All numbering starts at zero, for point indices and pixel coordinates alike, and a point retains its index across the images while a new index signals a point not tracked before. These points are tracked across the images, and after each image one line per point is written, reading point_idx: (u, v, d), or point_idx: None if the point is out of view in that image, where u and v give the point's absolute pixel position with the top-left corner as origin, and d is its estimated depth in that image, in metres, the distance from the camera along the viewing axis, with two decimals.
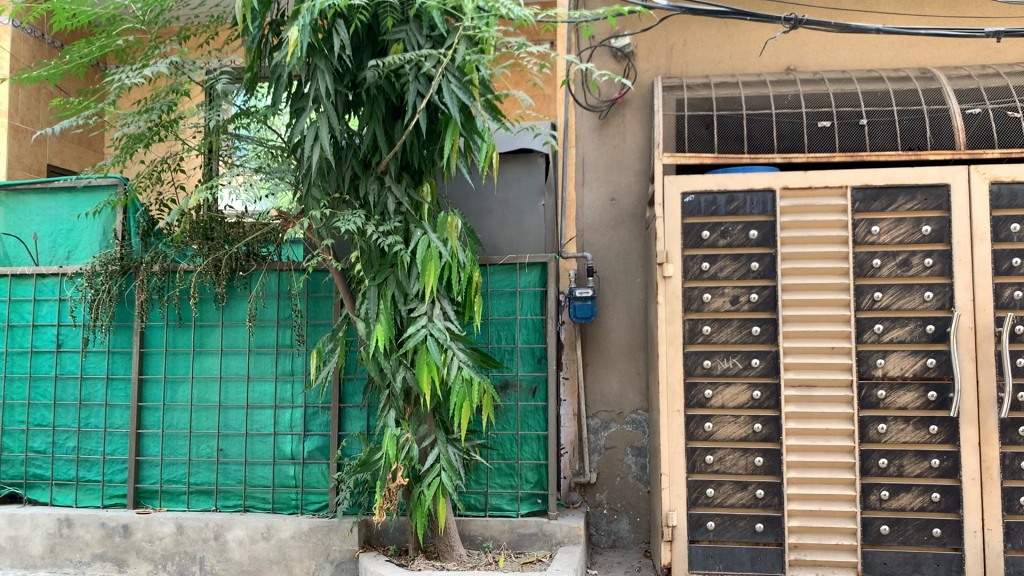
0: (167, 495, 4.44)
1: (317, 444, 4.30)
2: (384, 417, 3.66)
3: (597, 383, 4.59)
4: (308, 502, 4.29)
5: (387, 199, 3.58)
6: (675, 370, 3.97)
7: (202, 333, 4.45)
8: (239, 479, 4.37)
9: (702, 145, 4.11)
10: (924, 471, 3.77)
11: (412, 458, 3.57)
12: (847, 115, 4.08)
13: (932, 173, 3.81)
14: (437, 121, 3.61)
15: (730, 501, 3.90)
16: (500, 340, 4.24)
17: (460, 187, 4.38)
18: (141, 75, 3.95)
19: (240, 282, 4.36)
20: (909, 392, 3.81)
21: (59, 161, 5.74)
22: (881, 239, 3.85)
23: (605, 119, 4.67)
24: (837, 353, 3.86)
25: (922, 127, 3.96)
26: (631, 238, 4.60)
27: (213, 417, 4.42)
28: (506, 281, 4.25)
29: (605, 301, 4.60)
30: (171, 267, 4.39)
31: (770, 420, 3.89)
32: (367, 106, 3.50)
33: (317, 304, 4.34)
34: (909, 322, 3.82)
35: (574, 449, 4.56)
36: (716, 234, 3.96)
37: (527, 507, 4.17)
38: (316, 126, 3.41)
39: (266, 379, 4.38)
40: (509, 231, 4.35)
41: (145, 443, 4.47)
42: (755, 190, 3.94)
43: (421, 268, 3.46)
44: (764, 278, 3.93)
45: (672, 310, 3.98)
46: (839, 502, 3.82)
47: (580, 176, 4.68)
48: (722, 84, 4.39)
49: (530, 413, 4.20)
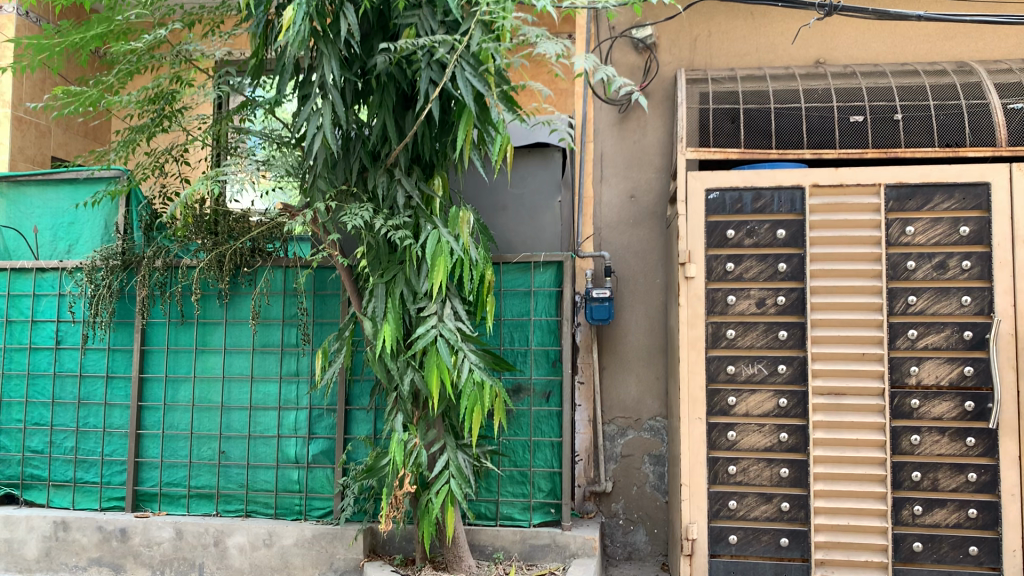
0: (167, 498, 4.29)
1: (322, 448, 4.14)
2: (391, 421, 3.49)
3: (614, 387, 4.40)
4: (312, 508, 4.13)
5: (396, 192, 3.40)
6: (697, 376, 3.79)
7: (205, 330, 4.30)
8: (241, 483, 4.21)
9: (727, 139, 3.92)
10: (960, 486, 3.57)
11: (420, 464, 3.42)
12: (881, 109, 3.88)
13: (971, 170, 3.62)
14: (449, 111, 3.44)
15: (753, 514, 3.71)
16: (513, 342, 4.08)
17: (475, 181, 4.21)
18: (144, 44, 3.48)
19: (244, 278, 4.21)
20: (944, 402, 3.60)
21: (64, 154, 5.62)
22: (916, 240, 3.65)
23: (625, 113, 4.49)
24: (868, 359, 3.67)
25: (961, 122, 3.77)
26: (651, 237, 4.42)
27: (215, 418, 4.26)
28: (520, 280, 4.08)
29: (623, 302, 4.42)
30: (174, 262, 4.23)
31: (796, 429, 3.70)
32: (376, 94, 3.32)
33: (325, 303, 4.17)
34: (945, 328, 3.61)
35: (589, 456, 4.40)
36: (742, 233, 3.78)
37: (539, 517, 3.99)
38: (322, 115, 3.24)
39: (270, 380, 4.22)
40: (523, 228, 4.17)
41: (146, 445, 4.32)
42: (784, 187, 3.75)
43: (431, 264, 3.29)
44: (792, 280, 3.74)
45: (695, 312, 3.80)
46: (870, 517, 3.62)
47: (598, 173, 4.51)
48: (749, 77, 4.20)
49: (544, 419, 4.02)
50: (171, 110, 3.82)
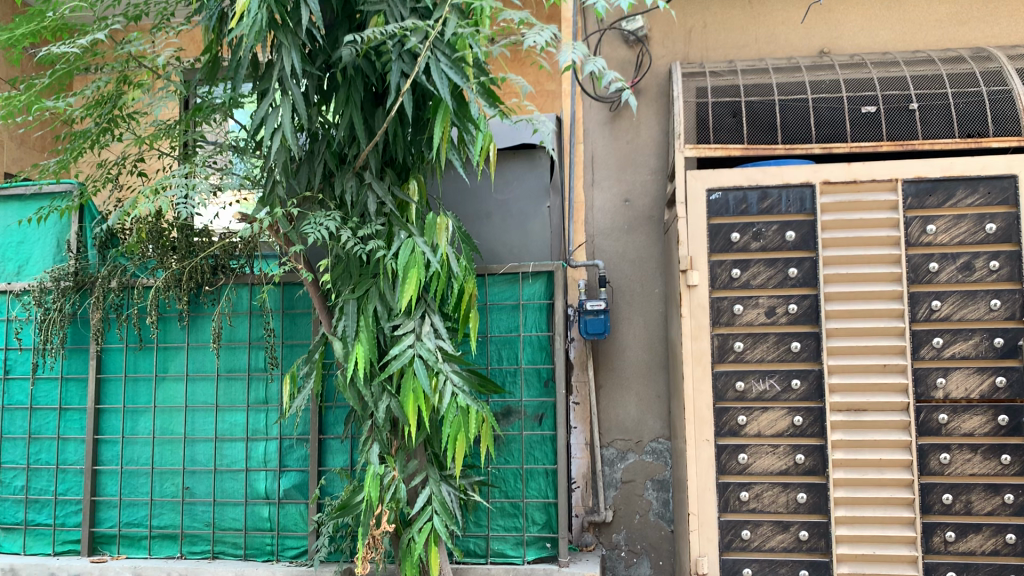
0: (126, 540, 3.92)
1: (294, 481, 3.79)
2: (366, 452, 3.15)
3: (612, 408, 4.07)
4: (285, 548, 3.79)
5: (367, 198, 3.08)
6: (704, 394, 3.45)
7: (166, 356, 3.96)
8: (207, 522, 3.86)
9: (729, 135, 3.62)
10: (996, 509, 3.24)
11: (399, 500, 3.06)
12: (894, 99, 3.59)
13: (996, 162, 3.32)
14: (425, 107, 3.12)
15: (769, 544, 3.36)
16: (501, 361, 3.74)
17: (456, 186, 3.88)
18: (77, 45, 3.11)
19: (207, 297, 3.87)
20: (976, 416, 3.28)
21: (18, 169, 5.32)
22: (938, 240, 3.34)
23: (616, 111, 4.19)
24: (890, 371, 3.34)
25: (982, 111, 3.47)
26: (648, 244, 4.10)
27: (178, 451, 3.90)
28: (508, 293, 3.76)
29: (619, 315, 4.09)
30: (130, 282, 3.87)
31: (814, 450, 3.36)
32: (343, 88, 2.98)
33: (294, 322, 3.86)
34: (973, 335, 3.30)
35: (586, 483, 4.04)
36: (748, 236, 3.46)
37: (534, 553, 3.65)
38: (282, 113, 2.92)
39: (237, 409, 3.87)
40: (510, 237, 3.84)
41: (103, 481, 3.95)
42: (792, 185, 3.44)
43: (404, 277, 2.96)
44: (804, 286, 3.41)
45: (699, 323, 3.47)
46: (897, 545, 3.29)
47: (589, 176, 4.19)
48: (749, 69, 3.89)
49: (537, 444, 3.68)
50: (119, 115, 3.46)
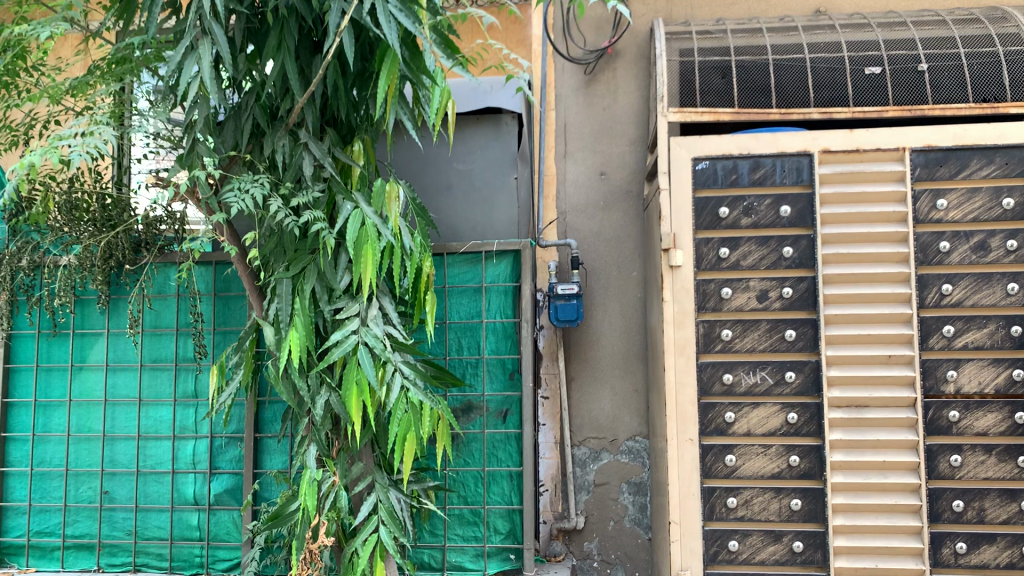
0: (37, 551, 3.47)
1: (226, 485, 3.37)
2: (303, 454, 2.73)
3: (584, 403, 3.68)
4: (215, 560, 3.37)
5: (302, 159, 2.65)
6: (687, 388, 3.08)
7: (83, 343, 3.51)
8: (128, 530, 3.42)
9: (717, 98, 3.24)
10: (1012, 517, 2.90)
11: (339, 509, 2.65)
12: (902, 59, 3.23)
13: (1014, 130, 2.97)
14: (371, 57, 2.70)
15: (759, 556, 3.00)
16: (461, 351, 3.34)
17: (413, 155, 3.47)
18: None
19: (127, 277, 3.42)
20: (990, 413, 2.93)
21: None
22: (950, 216, 2.99)
23: (591, 75, 3.80)
24: (895, 362, 2.99)
25: (999, 73, 3.12)
26: (626, 222, 3.71)
27: (97, 451, 3.46)
28: (469, 275, 3.36)
29: (593, 299, 3.71)
30: (43, 259, 3.40)
31: (810, 451, 2.99)
32: (273, 31, 2.52)
33: (228, 307, 3.44)
34: (987, 323, 2.95)
35: (555, 486, 3.65)
36: (738, 210, 3.08)
37: (495, 566, 3.27)
38: (200, 56, 2.45)
39: (163, 404, 3.44)
40: (472, 212, 3.44)
41: (10, 485, 3.50)
42: (787, 154, 3.07)
43: (352, 254, 2.54)
44: (801, 268, 3.04)
45: (682, 308, 3.09)
46: (902, 557, 2.94)
47: (561, 146, 3.80)
48: (741, 28, 3.51)
49: (500, 443, 3.28)
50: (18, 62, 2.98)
